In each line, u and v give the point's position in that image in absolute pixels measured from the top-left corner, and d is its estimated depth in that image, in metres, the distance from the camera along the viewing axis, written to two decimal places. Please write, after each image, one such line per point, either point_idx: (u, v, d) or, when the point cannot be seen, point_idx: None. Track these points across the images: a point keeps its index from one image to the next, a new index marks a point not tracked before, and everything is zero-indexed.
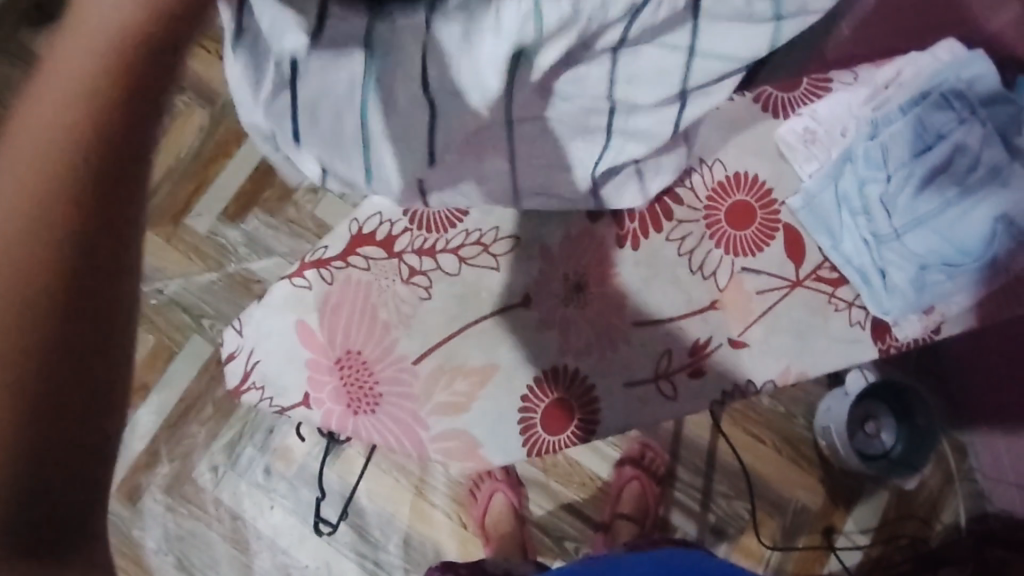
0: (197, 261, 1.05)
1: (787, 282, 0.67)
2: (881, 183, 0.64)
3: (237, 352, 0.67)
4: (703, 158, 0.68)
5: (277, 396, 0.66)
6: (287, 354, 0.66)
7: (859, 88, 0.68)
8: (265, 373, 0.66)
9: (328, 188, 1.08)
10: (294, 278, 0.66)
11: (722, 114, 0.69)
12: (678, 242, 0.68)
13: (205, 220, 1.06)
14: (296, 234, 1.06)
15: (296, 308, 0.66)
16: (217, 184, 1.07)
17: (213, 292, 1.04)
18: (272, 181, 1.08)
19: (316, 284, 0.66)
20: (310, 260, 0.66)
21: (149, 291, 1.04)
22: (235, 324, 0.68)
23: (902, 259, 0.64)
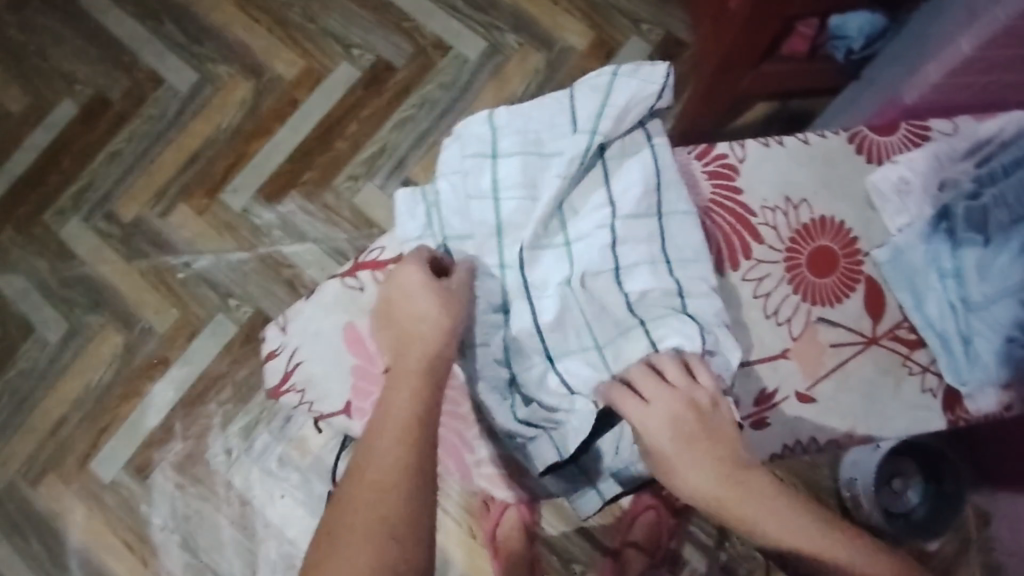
0: (229, 239, 1.03)
1: (862, 339, 0.62)
2: (978, 248, 0.61)
3: (279, 350, 0.64)
4: (790, 197, 0.63)
5: (319, 400, 0.63)
6: (334, 355, 0.63)
7: (960, 139, 0.63)
8: (308, 374, 0.63)
9: (368, 177, 1.05)
10: (346, 278, 0.64)
11: (812, 151, 0.64)
12: (754, 283, 0.62)
13: (240, 197, 1.04)
14: (331, 220, 1.03)
15: (345, 309, 0.63)
16: (257, 160, 1.06)
17: (242, 272, 1.02)
18: (311, 165, 1.05)
19: (369, 287, 0.64)
20: (364, 261, 0.65)
21: (179, 264, 1.03)
22: (278, 322, 0.65)
23: (986, 319, 0.60)
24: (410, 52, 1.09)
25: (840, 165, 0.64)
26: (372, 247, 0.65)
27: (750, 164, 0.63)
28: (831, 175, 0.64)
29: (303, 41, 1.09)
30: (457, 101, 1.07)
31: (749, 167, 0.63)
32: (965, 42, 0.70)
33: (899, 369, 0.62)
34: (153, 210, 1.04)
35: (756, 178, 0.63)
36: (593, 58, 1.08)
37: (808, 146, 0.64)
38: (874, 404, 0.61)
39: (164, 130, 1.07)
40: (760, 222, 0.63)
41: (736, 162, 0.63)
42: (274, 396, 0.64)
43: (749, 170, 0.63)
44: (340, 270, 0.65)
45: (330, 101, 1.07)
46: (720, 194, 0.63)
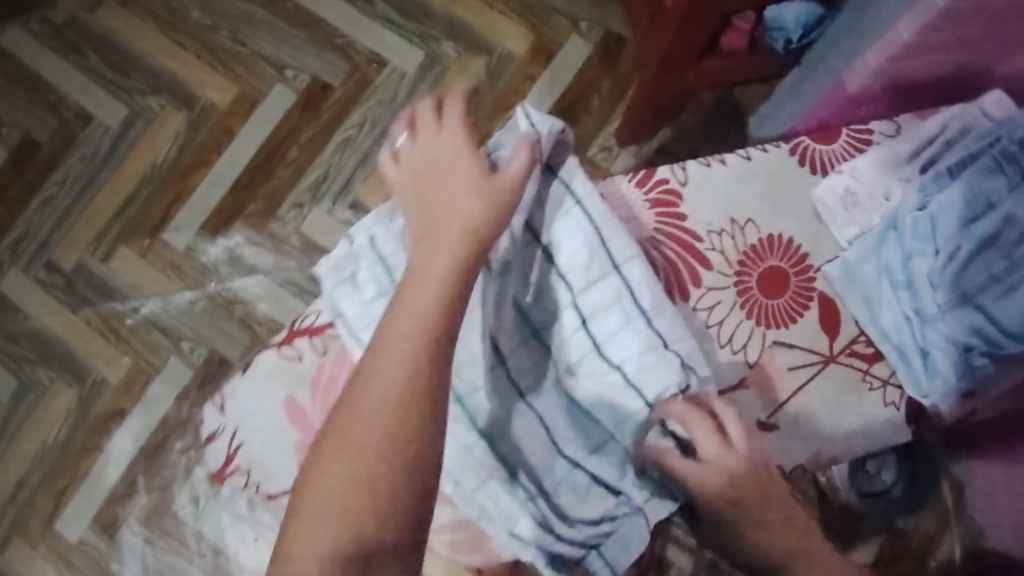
0: (176, 279, 1.00)
1: (820, 357, 0.61)
2: (929, 259, 0.60)
3: (219, 431, 0.63)
4: (736, 218, 0.62)
5: (264, 480, 0.62)
6: (274, 432, 0.62)
7: (903, 143, 0.63)
8: (250, 454, 0.62)
9: (314, 203, 1.02)
10: (283, 349, 0.62)
11: (755, 167, 0.63)
12: (707, 311, 0.61)
13: (184, 235, 1.01)
14: (280, 251, 1.00)
15: (284, 383, 0.62)
16: (198, 195, 1.02)
17: (193, 313, 0.99)
18: (254, 195, 1.02)
19: (308, 356, 0.62)
20: (300, 328, 0.63)
21: (127, 310, 0.99)
22: (215, 403, 0.64)
23: (941, 329, 0.60)
24: (346, 69, 1.05)
25: (785, 179, 0.63)
26: (307, 313, 0.64)
27: (692, 187, 0.62)
28: (775, 189, 0.63)
29: (234, 66, 1.05)
30: (399, 116, 1.04)
31: (691, 190, 0.62)
32: (902, 30, 0.68)
33: (860, 386, 0.61)
34: (94, 255, 1.01)
35: (700, 201, 0.62)
36: (535, 60, 1.05)
37: (750, 162, 0.63)
38: (839, 423, 0.60)
39: (98, 171, 1.03)
40: (707, 248, 0.62)
41: (679, 186, 0.62)
42: (221, 477, 0.64)
43: (692, 193, 0.62)
44: (276, 341, 0.63)
45: (267, 126, 1.04)
46: (665, 221, 0.62)
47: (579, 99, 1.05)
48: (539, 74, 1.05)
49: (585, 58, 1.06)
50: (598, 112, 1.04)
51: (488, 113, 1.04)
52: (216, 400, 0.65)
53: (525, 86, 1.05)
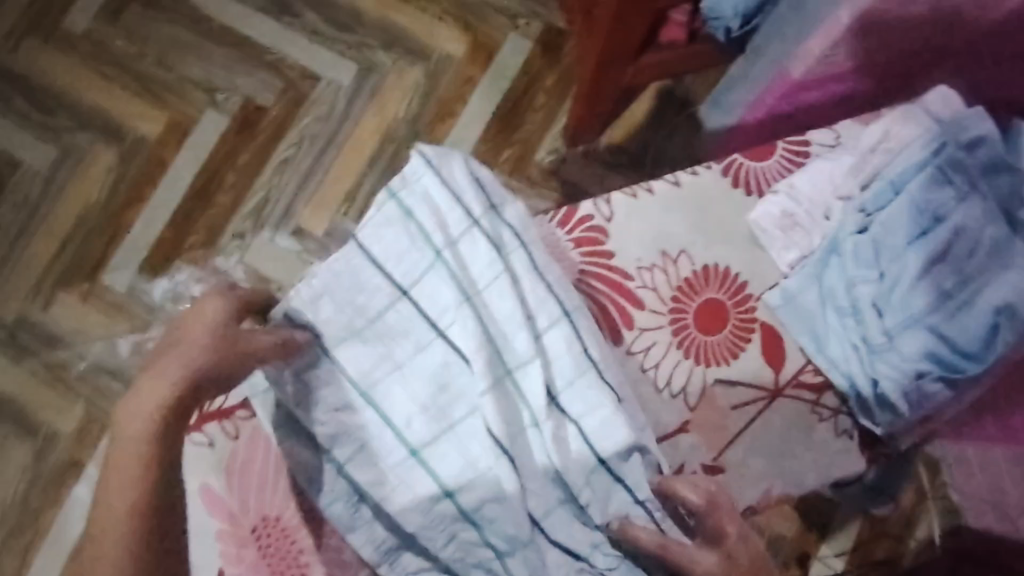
0: (121, 322, 0.97)
1: (766, 393, 0.57)
2: (873, 283, 0.56)
3: None
4: (667, 251, 0.58)
5: None
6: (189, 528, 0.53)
7: (841, 154, 0.59)
8: None
9: (256, 230, 0.98)
10: (192, 435, 0.55)
11: (686, 192, 0.58)
12: (641, 354, 0.57)
13: (126, 275, 0.98)
14: (225, 284, 0.97)
15: (196, 471, 0.54)
16: (136, 232, 0.99)
17: (141, 355, 0.96)
18: (194, 227, 0.99)
19: (220, 441, 0.55)
20: (208, 411, 0.55)
21: (73, 357, 0.96)
22: None
23: (892, 355, 0.55)
24: (278, 88, 1.01)
25: (716, 205, 0.58)
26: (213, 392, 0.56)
27: (619, 221, 0.58)
28: (707, 215, 0.58)
29: (163, 94, 1.01)
30: (338, 132, 1.00)
31: (617, 225, 0.58)
32: (844, 14, 0.67)
33: (810, 420, 0.58)
34: (33, 304, 0.97)
35: (627, 235, 0.58)
36: (474, 63, 1.02)
37: (680, 187, 0.58)
38: (787, 461, 0.58)
39: (30, 217, 0.99)
40: (638, 285, 0.58)
41: (604, 221, 0.58)
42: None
43: (618, 228, 0.58)
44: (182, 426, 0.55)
45: (202, 154, 1.00)
46: (591, 260, 0.58)
47: (522, 99, 1.01)
48: (479, 77, 1.01)
49: (525, 56, 1.02)
50: (542, 110, 1.01)
51: (429, 122, 1.01)
52: None
53: (465, 90, 1.01)
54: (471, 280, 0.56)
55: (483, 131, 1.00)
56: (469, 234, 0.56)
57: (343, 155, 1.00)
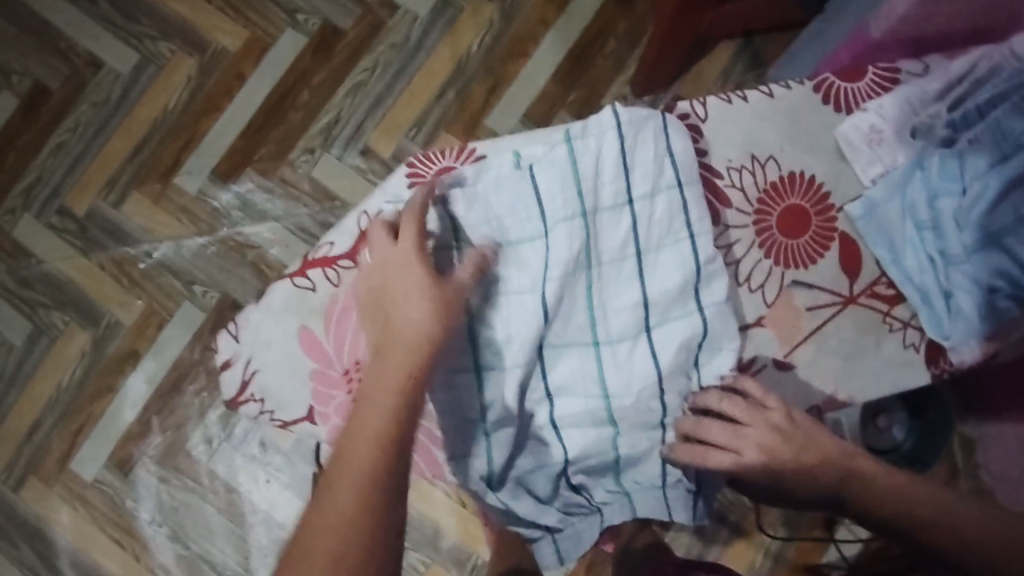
0: (189, 224, 1.00)
1: (840, 299, 0.64)
2: (954, 198, 0.61)
3: (234, 359, 0.62)
4: (757, 154, 0.63)
5: (278, 410, 0.63)
6: (290, 363, 0.62)
7: (929, 79, 0.63)
8: (265, 384, 0.62)
9: (325, 147, 1.00)
10: (297, 278, 0.62)
11: (780, 104, 0.63)
12: (725, 248, 0.62)
13: (196, 179, 1.00)
14: (292, 197, 1.00)
15: (298, 312, 0.62)
16: (208, 140, 1.01)
17: (204, 257, 0.99)
18: (266, 140, 1.01)
19: (322, 286, 0.62)
20: (315, 258, 0.62)
21: (141, 253, 1.00)
22: (229, 329, 0.63)
23: (964, 268, 0.61)
24: (356, 12, 1.03)
25: (808, 116, 0.63)
26: (322, 242, 0.63)
27: (714, 121, 0.62)
28: (796, 128, 0.63)
29: (245, 10, 1.03)
30: (411, 60, 1.02)
31: (711, 124, 0.62)
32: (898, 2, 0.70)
33: (879, 326, 0.64)
34: (106, 200, 1.01)
35: (719, 136, 0.62)
36: (549, 5, 1.03)
37: (774, 99, 0.63)
38: (853, 363, 0.64)
39: (109, 117, 1.02)
40: (727, 185, 0.62)
41: (700, 121, 0.62)
42: (232, 406, 0.63)
43: (712, 129, 0.62)
44: (289, 270, 0.62)
45: (278, 70, 1.02)
46: None
47: (595, 45, 1.03)
48: (553, 21, 1.03)
49: (601, 3, 1.03)
50: (613, 57, 1.02)
51: (501, 57, 1.02)
52: (229, 327, 0.64)
53: (540, 31, 1.03)
54: (608, 250, 0.60)
55: (554, 70, 1.02)
56: (637, 202, 0.60)
57: (415, 81, 1.02)
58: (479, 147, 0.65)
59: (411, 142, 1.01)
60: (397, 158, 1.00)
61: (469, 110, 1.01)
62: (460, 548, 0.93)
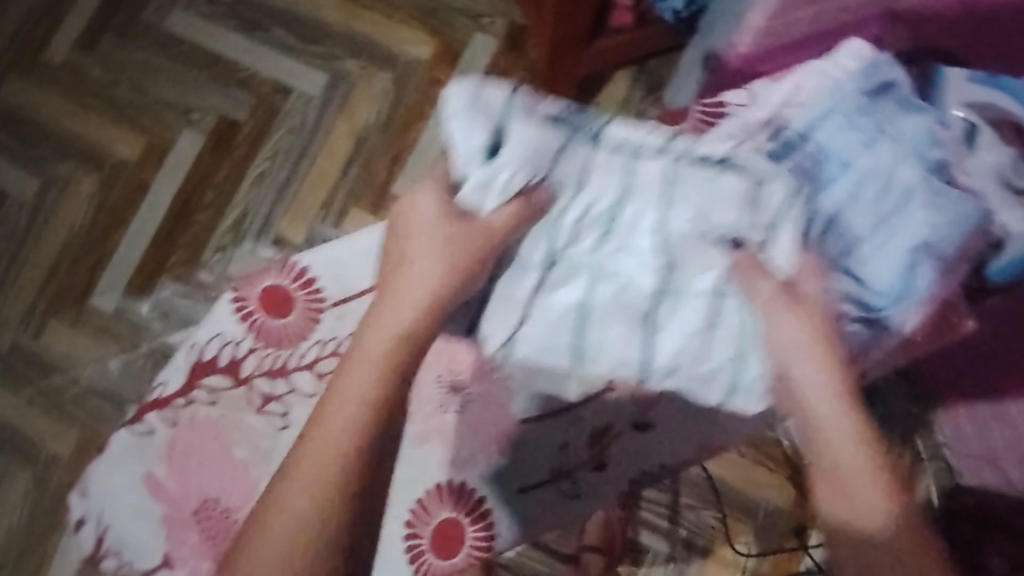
0: (111, 342, 0.99)
1: (688, 343, 0.66)
2: (789, 231, 0.61)
3: (84, 517, 0.64)
4: (588, 218, 0.64)
5: (136, 558, 0.63)
6: (139, 510, 0.64)
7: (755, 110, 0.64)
8: (118, 535, 0.64)
9: (237, 243, 0.99)
10: (135, 424, 0.65)
11: (607, 157, 0.62)
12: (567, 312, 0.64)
13: (112, 296, 0.99)
14: (211, 298, 0.98)
15: (143, 458, 0.65)
16: (119, 255, 1.00)
17: (132, 374, 0.98)
18: (177, 245, 1.00)
19: (160, 427, 0.65)
20: (148, 402, 0.66)
21: (66, 380, 0.98)
22: (78, 489, 0.65)
23: (805, 309, 0.61)
24: (248, 104, 1.02)
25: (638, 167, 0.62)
26: (155, 383, 0.67)
27: (547, 190, 0.62)
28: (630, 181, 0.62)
29: (138, 118, 1.03)
30: (311, 141, 1.01)
31: (543, 194, 0.61)
32: (757, 16, 0.68)
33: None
34: (26, 332, 1.00)
35: (550, 210, 0.64)
36: (440, 65, 1.03)
37: (601, 151, 0.61)
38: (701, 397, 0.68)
39: (19, 248, 1.01)
40: None
41: (531, 189, 0.61)
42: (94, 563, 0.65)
43: (545, 196, 0.61)
44: (126, 418, 0.66)
45: (179, 173, 1.02)
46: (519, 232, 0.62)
47: None
48: (446, 79, 1.03)
49: (492, 54, 1.03)
50: None
51: (399, 125, 1.01)
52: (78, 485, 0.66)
53: (434, 92, 1.02)
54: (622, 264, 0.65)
55: None
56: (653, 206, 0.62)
57: (318, 163, 1.01)
58: (300, 259, 0.69)
59: (322, 224, 1.00)
60: (310, 241, 0.99)
61: (374, 183, 1.00)
62: None
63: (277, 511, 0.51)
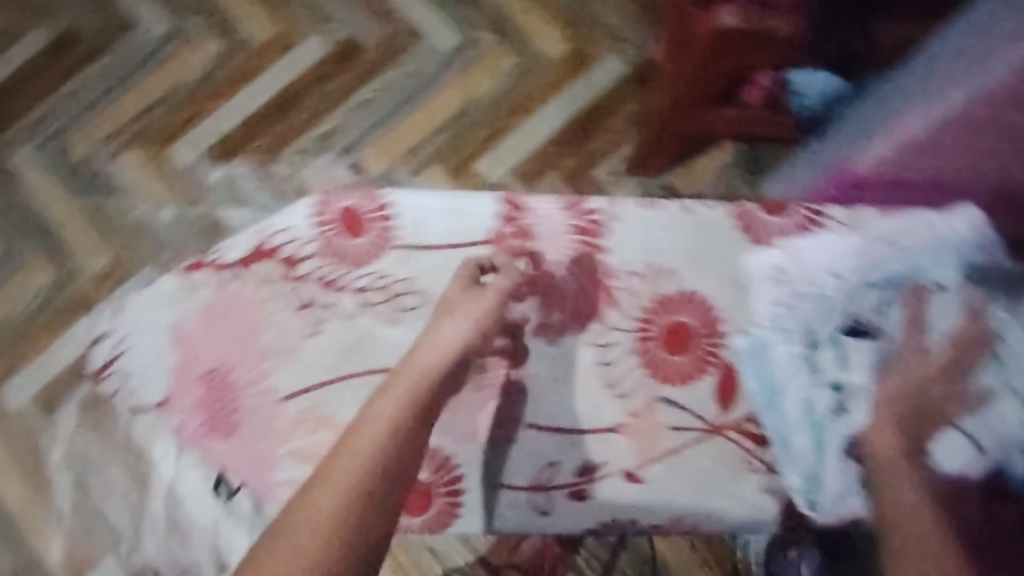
0: (175, 192, 1.04)
1: (707, 427, 0.72)
2: (827, 348, 0.70)
3: (107, 336, 0.71)
4: (654, 264, 0.73)
5: (138, 390, 0.69)
6: (158, 357, 0.69)
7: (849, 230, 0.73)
8: (128, 364, 0.69)
9: (318, 153, 1.03)
10: (187, 273, 0.70)
11: (697, 219, 0.74)
12: (603, 347, 0.72)
13: (191, 152, 1.04)
14: (275, 191, 1.02)
15: (177, 305, 0.69)
16: (210, 121, 1.05)
17: (181, 227, 1.03)
18: (265, 132, 1.04)
19: (209, 284, 0.70)
20: (205, 261, 0.71)
21: (124, 207, 1.04)
22: (114, 312, 0.71)
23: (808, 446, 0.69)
24: (382, 34, 1.06)
25: (719, 230, 0.74)
26: (216, 248, 0.71)
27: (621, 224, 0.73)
28: (702, 239, 0.74)
29: (281, 7, 1.08)
30: (422, 91, 1.04)
31: (618, 229, 0.73)
32: (885, 146, 0.69)
33: (738, 462, 0.71)
34: (105, 152, 1.06)
35: (624, 240, 0.73)
36: (565, 69, 1.04)
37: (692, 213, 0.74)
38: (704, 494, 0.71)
39: (125, 76, 1.06)
40: (620, 286, 0.73)
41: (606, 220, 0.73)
42: (98, 375, 0.71)
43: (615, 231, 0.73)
44: (182, 265, 0.71)
45: (294, 72, 1.06)
46: (584, 247, 0.73)
47: (600, 118, 1.03)
48: (565, 84, 1.04)
49: (617, 79, 1.04)
50: (615, 135, 1.02)
51: (507, 107, 1.03)
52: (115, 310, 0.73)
53: (549, 92, 1.03)
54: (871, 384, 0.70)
55: (554, 132, 1.02)
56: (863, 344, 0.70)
57: (419, 111, 1.03)
58: (388, 194, 0.72)
59: (400, 168, 1.02)
60: (382, 180, 1.02)
61: (461, 153, 1.02)
62: None
63: (297, 527, 0.55)
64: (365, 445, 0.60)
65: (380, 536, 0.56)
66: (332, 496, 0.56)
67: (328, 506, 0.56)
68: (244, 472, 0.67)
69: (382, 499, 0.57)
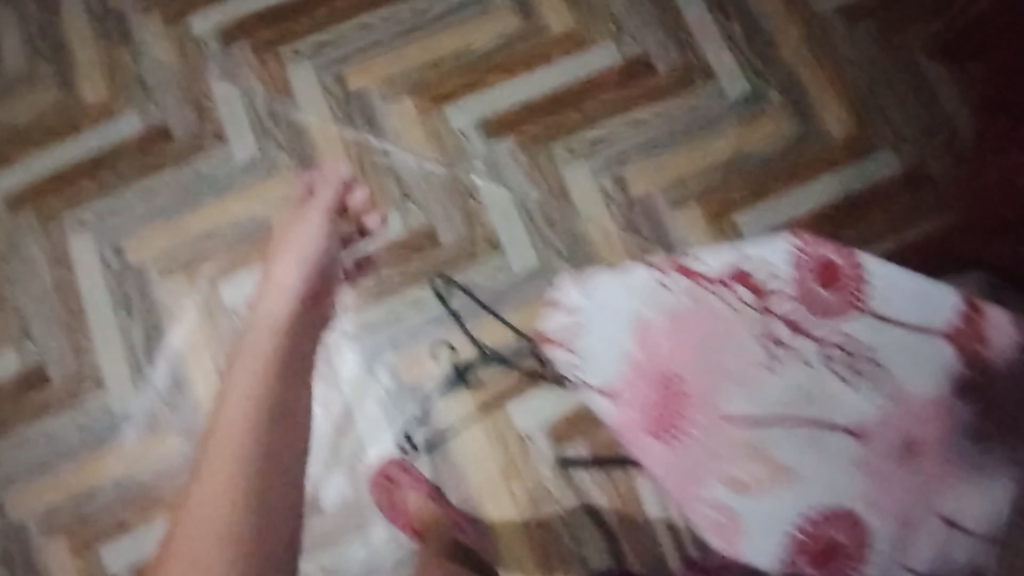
0: (435, 149, 1.05)
1: None
2: None
3: (565, 304, 0.62)
4: None
5: (589, 372, 0.61)
6: (615, 339, 0.61)
7: None
8: (585, 342, 0.61)
9: (585, 156, 1.04)
10: (661, 271, 0.62)
11: None
12: None
13: (461, 117, 1.05)
14: (534, 178, 1.04)
15: (642, 298, 0.62)
16: (489, 94, 1.06)
17: (432, 184, 1.04)
18: (540, 120, 1.05)
19: (675, 289, 0.62)
20: (685, 266, 0.63)
21: (380, 148, 1.05)
22: (578, 279, 0.63)
23: None
24: (677, 63, 1.06)
25: None
26: (695, 257, 0.63)
27: None
28: None
29: (583, 6, 1.08)
30: (701, 127, 1.05)
31: None
32: None
33: None
34: (377, 91, 1.07)
35: None
36: (841, 150, 1.05)
37: None
38: None
39: (416, 26, 1.08)
40: None
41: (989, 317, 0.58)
42: (545, 345, 0.64)
43: None
44: (656, 261, 0.63)
45: (580, 72, 1.06)
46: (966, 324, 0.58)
47: (863, 206, 1.03)
48: (837, 164, 1.05)
49: (888, 174, 1.05)
50: (874, 227, 1.02)
51: (776, 172, 1.04)
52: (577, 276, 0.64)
53: (820, 167, 1.05)
54: None
55: (816, 207, 1.03)
56: None
57: (693, 146, 1.04)
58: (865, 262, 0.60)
59: (660, 194, 1.04)
60: (639, 203, 1.03)
61: (713, 199, 1.03)
62: (500, 556, 0.96)
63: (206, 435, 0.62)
64: (231, 411, 0.63)
65: (271, 457, 0.61)
66: (223, 453, 0.60)
67: (204, 494, 0.57)
68: (673, 488, 0.59)
69: (279, 472, 0.60)
